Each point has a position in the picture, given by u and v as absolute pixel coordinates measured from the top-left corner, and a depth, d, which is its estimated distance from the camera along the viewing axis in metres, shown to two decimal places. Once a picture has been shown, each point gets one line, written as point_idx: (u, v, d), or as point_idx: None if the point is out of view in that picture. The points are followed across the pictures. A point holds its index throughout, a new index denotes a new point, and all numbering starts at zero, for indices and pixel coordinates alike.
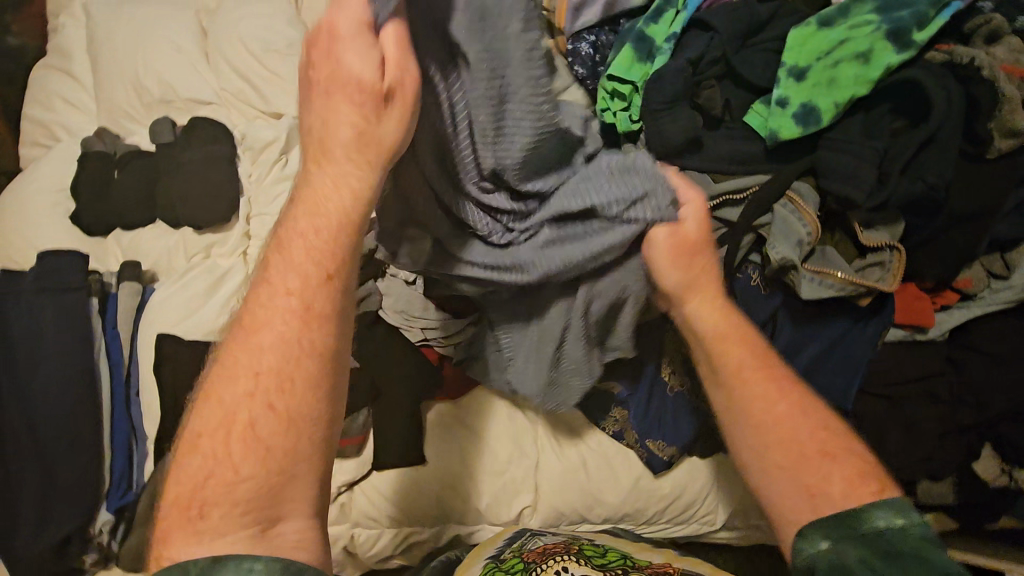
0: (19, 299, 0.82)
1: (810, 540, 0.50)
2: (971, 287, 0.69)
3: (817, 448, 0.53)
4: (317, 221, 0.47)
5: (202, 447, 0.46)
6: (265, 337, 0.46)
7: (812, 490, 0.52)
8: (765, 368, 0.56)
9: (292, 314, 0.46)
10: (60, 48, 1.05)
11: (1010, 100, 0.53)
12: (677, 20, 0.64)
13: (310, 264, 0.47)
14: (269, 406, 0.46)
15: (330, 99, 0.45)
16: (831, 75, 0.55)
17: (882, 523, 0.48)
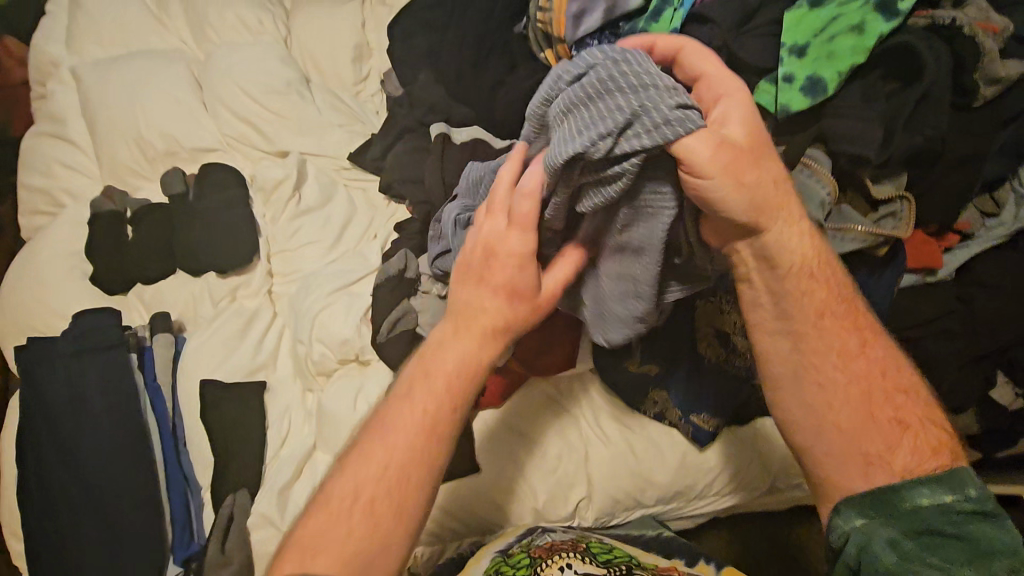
0: (56, 364, 0.83)
1: (846, 515, 0.55)
2: (970, 228, 0.77)
3: (889, 417, 0.57)
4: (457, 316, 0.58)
5: (335, 484, 0.54)
6: (405, 418, 0.55)
7: (869, 459, 0.56)
8: (846, 325, 0.59)
9: (435, 415, 0.55)
10: (55, 114, 1.06)
11: (990, 53, 0.61)
12: (675, 16, 0.70)
13: (445, 352, 0.56)
14: (390, 456, 0.53)
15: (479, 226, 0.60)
16: (831, 49, 0.62)
17: (926, 500, 0.53)
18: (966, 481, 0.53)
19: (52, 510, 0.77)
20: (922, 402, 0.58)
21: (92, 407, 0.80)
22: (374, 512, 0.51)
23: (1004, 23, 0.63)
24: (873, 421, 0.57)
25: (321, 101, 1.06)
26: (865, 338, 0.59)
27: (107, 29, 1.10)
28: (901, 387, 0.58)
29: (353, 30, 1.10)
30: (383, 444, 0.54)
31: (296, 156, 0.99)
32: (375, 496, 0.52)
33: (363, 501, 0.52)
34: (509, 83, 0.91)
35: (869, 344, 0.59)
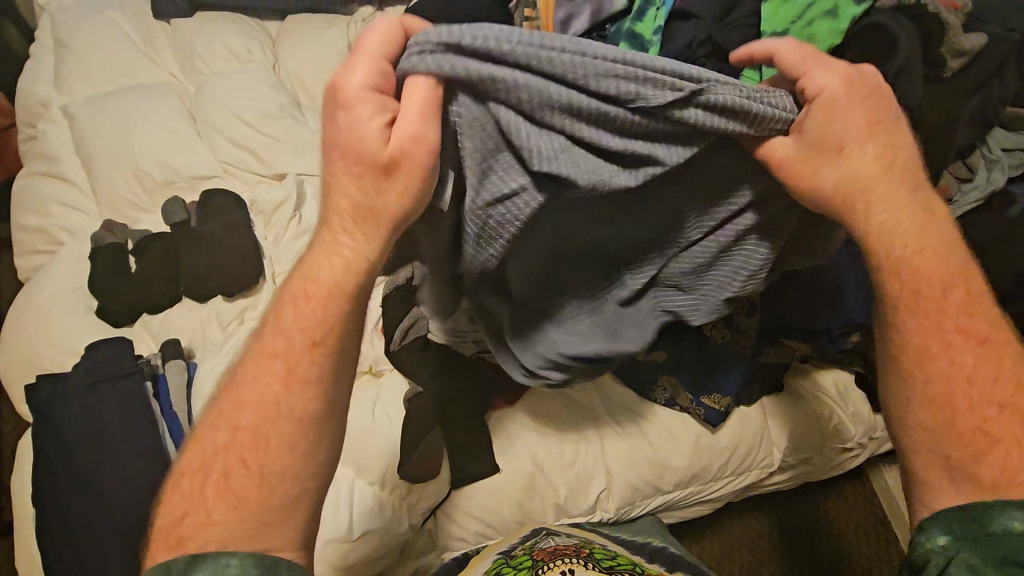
0: (69, 397, 0.82)
1: (930, 533, 0.48)
2: (949, 192, 0.82)
3: (969, 421, 0.48)
4: (309, 284, 0.50)
5: (185, 483, 0.48)
6: (264, 372, 0.49)
7: (952, 464, 0.48)
8: (938, 318, 0.50)
9: (291, 361, 0.49)
10: (47, 154, 1.06)
11: (953, 28, 0.66)
12: (659, 15, 0.74)
13: (300, 331, 0.49)
14: (248, 456, 0.48)
15: (337, 160, 0.48)
16: (810, 33, 0.66)
17: (1018, 526, 0.44)
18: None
19: (74, 545, 0.76)
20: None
21: (108, 438, 0.79)
22: (227, 488, 0.47)
23: (964, 1, 0.69)
24: (957, 426, 0.48)
25: (315, 122, 1.08)
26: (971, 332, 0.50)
27: (94, 67, 1.11)
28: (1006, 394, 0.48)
29: (341, 53, 1.13)
30: (235, 399, 0.49)
31: (294, 177, 1.00)
32: (229, 467, 0.47)
33: (215, 475, 0.48)
34: None
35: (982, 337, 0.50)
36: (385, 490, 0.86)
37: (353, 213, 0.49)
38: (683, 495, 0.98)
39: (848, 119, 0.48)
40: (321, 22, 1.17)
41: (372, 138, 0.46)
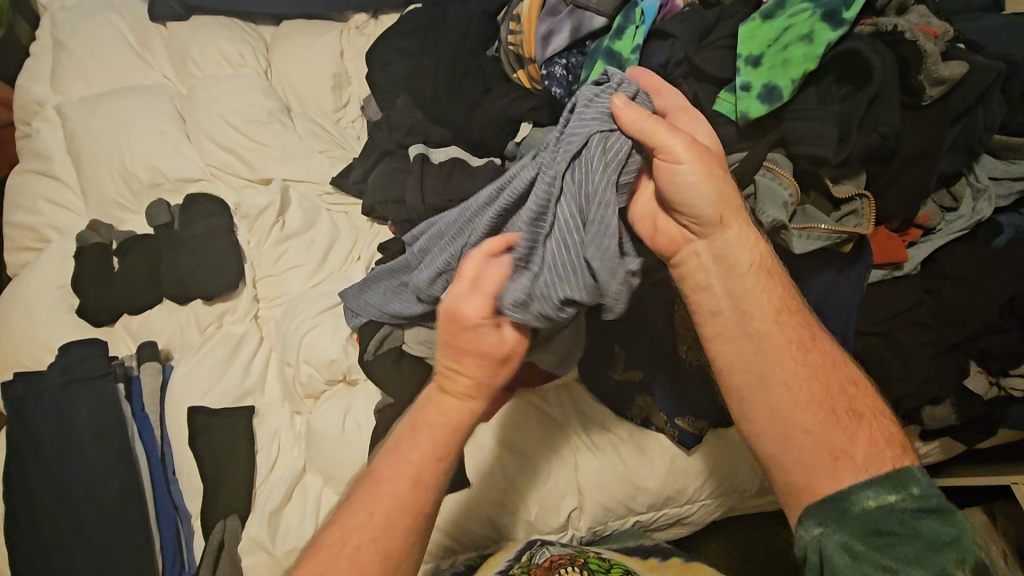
0: (43, 394, 0.83)
1: (807, 524, 0.56)
2: (931, 221, 0.79)
3: (845, 411, 0.58)
4: (433, 429, 0.59)
5: (309, 573, 0.54)
6: (386, 486, 0.57)
7: (836, 456, 0.56)
8: (800, 323, 0.62)
9: (404, 495, 0.57)
10: (39, 152, 1.08)
11: (931, 56, 0.65)
12: (637, 34, 0.75)
13: (430, 460, 0.58)
14: (363, 567, 0.54)
15: (454, 342, 0.58)
16: (784, 57, 0.67)
17: (873, 504, 0.54)
18: (909, 478, 0.54)
19: (39, 542, 0.77)
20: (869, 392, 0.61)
21: (78, 437, 0.80)
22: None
23: (944, 28, 0.68)
24: (835, 418, 0.57)
25: (303, 128, 1.08)
26: (815, 341, 0.61)
27: (90, 67, 1.13)
28: (853, 381, 0.61)
29: (330, 59, 1.13)
30: (345, 524, 0.56)
31: (277, 183, 1.00)
32: (332, 575, 0.54)
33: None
34: (484, 104, 0.94)
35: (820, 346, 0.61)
36: None
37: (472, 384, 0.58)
38: (660, 516, 0.96)
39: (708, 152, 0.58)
40: (315, 29, 1.18)
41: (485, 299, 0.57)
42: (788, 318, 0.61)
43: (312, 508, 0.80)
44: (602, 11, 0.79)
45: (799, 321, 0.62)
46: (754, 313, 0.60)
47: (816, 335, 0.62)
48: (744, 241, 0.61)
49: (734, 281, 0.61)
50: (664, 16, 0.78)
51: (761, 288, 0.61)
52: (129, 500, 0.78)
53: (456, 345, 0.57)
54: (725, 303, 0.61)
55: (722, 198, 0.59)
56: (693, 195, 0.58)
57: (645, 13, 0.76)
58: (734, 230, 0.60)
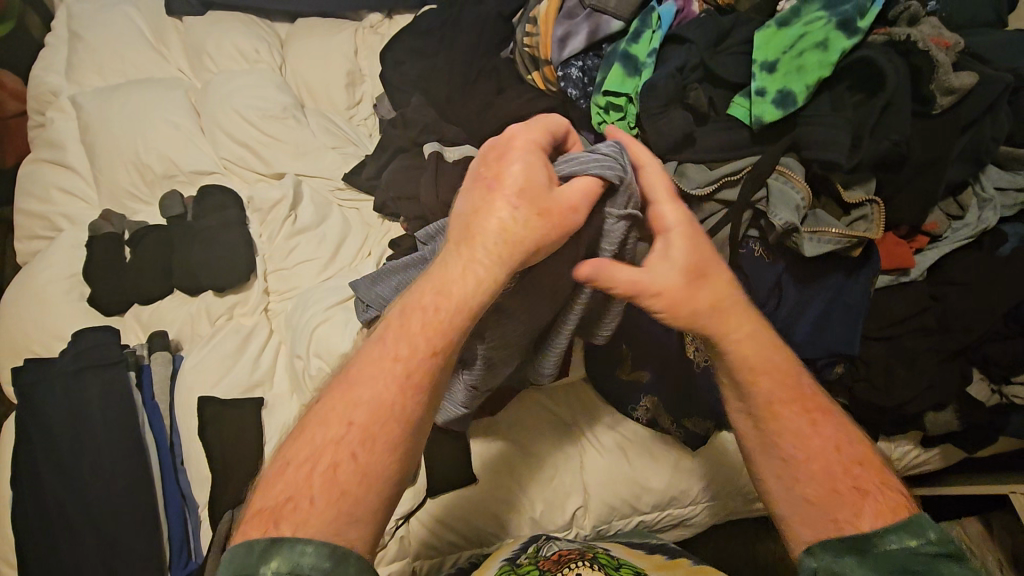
0: (55, 379, 0.83)
1: (819, 556, 0.49)
2: (938, 228, 0.80)
3: (843, 485, 0.51)
4: (441, 295, 0.50)
5: (287, 474, 0.46)
6: (377, 361, 0.49)
7: (839, 524, 0.50)
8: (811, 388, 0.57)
9: (411, 365, 0.49)
10: (54, 141, 1.09)
11: (943, 65, 0.66)
12: (654, 38, 0.77)
13: (425, 338, 0.49)
14: (354, 454, 0.46)
15: (491, 189, 0.52)
16: (799, 64, 0.68)
17: (895, 547, 0.47)
18: (926, 522, 0.48)
19: (47, 529, 0.77)
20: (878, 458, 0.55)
21: (89, 423, 0.80)
22: (335, 482, 0.45)
23: (955, 39, 0.69)
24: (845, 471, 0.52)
25: (316, 125, 1.09)
26: (818, 417, 0.54)
27: (105, 60, 1.14)
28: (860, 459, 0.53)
29: (345, 58, 1.15)
30: (347, 396, 0.48)
31: (291, 177, 1.01)
32: (339, 461, 0.46)
33: (323, 466, 0.46)
34: (498, 104, 0.96)
35: (824, 421, 0.54)
36: None
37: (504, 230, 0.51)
38: (663, 516, 0.97)
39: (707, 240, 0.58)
40: (330, 27, 1.19)
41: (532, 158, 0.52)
42: (785, 395, 0.55)
43: None
44: (619, 15, 0.80)
45: (805, 392, 0.56)
46: (756, 381, 0.55)
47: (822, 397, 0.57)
48: (743, 343, 0.56)
49: (731, 370, 0.56)
50: (680, 22, 0.79)
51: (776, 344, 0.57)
52: (138, 488, 0.78)
53: (490, 184, 0.52)
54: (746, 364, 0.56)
55: (718, 302, 0.56)
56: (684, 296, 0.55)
57: (662, 19, 0.78)
58: (739, 327, 0.56)
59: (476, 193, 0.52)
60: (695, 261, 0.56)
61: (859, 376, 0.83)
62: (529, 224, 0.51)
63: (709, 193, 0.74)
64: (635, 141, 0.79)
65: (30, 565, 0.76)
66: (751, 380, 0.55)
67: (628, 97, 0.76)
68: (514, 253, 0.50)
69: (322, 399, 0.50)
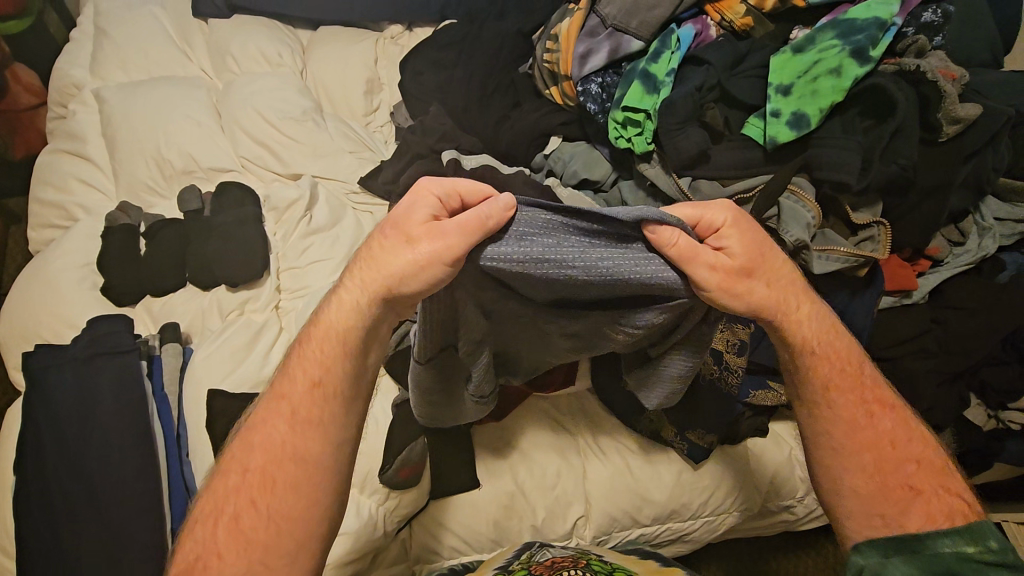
0: (68, 365, 0.84)
1: (866, 554, 0.55)
2: (940, 253, 0.84)
3: (901, 484, 0.56)
4: (322, 346, 0.58)
5: (197, 531, 0.54)
6: (274, 409, 0.57)
7: (887, 520, 0.55)
8: (855, 394, 0.59)
9: (296, 404, 0.56)
10: (75, 133, 1.10)
11: (950, 96, 0.70)
12: (672, 59, 0.81)
13: (306, 381, 0.57)
14: (253, 501, 0.54)
15: (379, 233, 0.57)
16: (813, 88, 0.72)
17: (947, 551, 0.52)
18: (990, 532, 0.52)
19: (48, 515, 0.76)
20: (932, 467, 0.57)
21: (96, 410, 0.80)
22: (240, 529, 0.53)
23: (961, 72, 0.73)
24: (887, 485, 0.56)
25: (334, 129, 1.11)
26: (875, 411, 0.59)
27: (129, 55, 1.16)
28: (915, 455, 0.58)
29: (366, 65, 1.17)
30: (246, 444, 0.56)
31: (308, 178, 1.02)
32: (239, 506, 0.54)
33: (227, 517, 0.54)
34: (514, 117, 0.99)
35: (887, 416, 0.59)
36: (364, 493, 0.82)
37: (380, 282, 0.55)
38: (663, 530, 0.96)
39: (759, 235, 0.56)
40: (351, 35, 1.22)
41: (431, 205, 0.55)
42: (843, 385, 0.59)
43: None
44: (640, 36, 0.83)
45: (865, 385, 0.60)
46: (830, 392, 0.59)
47: (881, 398, 0.60)
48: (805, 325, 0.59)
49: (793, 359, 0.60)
50: (698, 45, 0.83)
51: (837, 351, 0.60)
52: (142, 478, 0.78)
53: (390, 225, 0.56)
54: (824, 366, 0.59)
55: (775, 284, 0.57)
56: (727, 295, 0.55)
57: (681, 41, 0.82)
58: (800, 314, 0.58)
59: (380, 240, 0.56)
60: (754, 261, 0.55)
61: None
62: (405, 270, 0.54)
63: None
64: (651, 157, 0.82)
65: (28, 550, 0.75)
66: (806, 355, 0.59)
67: (647, 113, 0.79)
68: (385, 284, 0.55)
69: (219, 463, 0.58)
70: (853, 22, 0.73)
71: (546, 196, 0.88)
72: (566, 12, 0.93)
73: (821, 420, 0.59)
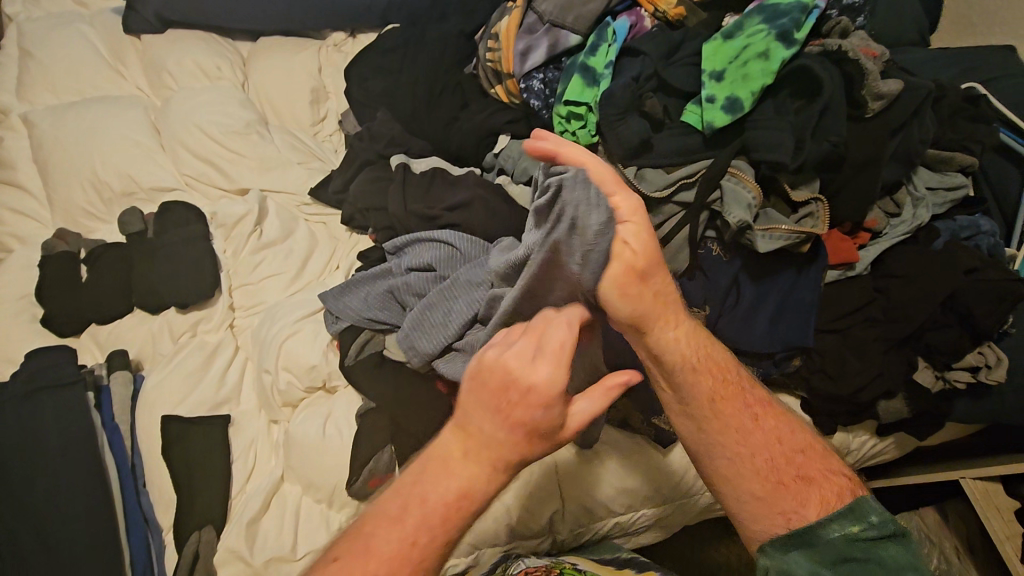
0: (9, 402, 0.80)
1: (773, 553, 0.57)
2: (877, 225, 0.87)
3: (790, 476, 0.59)
4: (446, 483, 0.52)
5: None
6: (386, 543, 0.50)
7: (788, 517, 0.57)
8: (735, 403, 0.62)
9: (419, 540, 0.50)
10: (6, 161, 1.06)
11: (872, 72, 0.73)
12: (610, 52, 0.83)
13: (433, 515, 0.51)
14: None
15: (507, 372, 0.51)
16: (744, 72, 0.74)
17: (837, 534, 0.56)
18: (869, 508, 0.56)
19: None
20: (818, 457, 0.62)
21: (43, 447, 0.77)
22: None
23: (881, 49, 0.77)
24: (784, 486, 0.58)
25: (280, 140, 1.08)
26: (758, 412, 0.63)
27: (58, 77, 1.13)
28: (798, 448, 0.62)
29: (310, 74, 1.16)
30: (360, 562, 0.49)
31: (255, 193, 1.00)
32: None
33: None
34: (461, 118, 0.99)
35: (763, 419, 0.62)
36: (334, 508, 0.80)
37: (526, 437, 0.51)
38: (637, 517, 0.94)
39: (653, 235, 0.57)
40: (292, 45, 1.20)
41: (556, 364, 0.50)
42: (718, 397, 0.62)
43: (291, 517, 0.78)
44: (577, 30, 0.85)
45: (738, 389, 0.63)
46: (705, 399, 0.61)
47: (757, 409, 0.62)
48: (678, 340, 0.61)
49: (667, 371, 0.62)
50: (634, 36, 0.85)
51: (702, 371, 0.62)
52: (98, 512, 0.75)
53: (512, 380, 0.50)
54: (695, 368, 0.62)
55: (661, 294, 0.60)
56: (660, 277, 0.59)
57: (617, 33, 0.84)
58: (671, 331, 0.61)
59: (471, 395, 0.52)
60: (652, 262, 0.58)
61: (814, 367, 0.87)
62: (518, 440, 0.51)
63: (668, 196, 0.78)
64: (596, 148, 0.84)
65: None
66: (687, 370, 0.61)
67: (589, 106, 0.81)
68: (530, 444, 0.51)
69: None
70: (778, 6, 0.76)
71: (497, 194, 0.88)
72: (505, 10, 0.93)
73: (717, 433, 0.61)
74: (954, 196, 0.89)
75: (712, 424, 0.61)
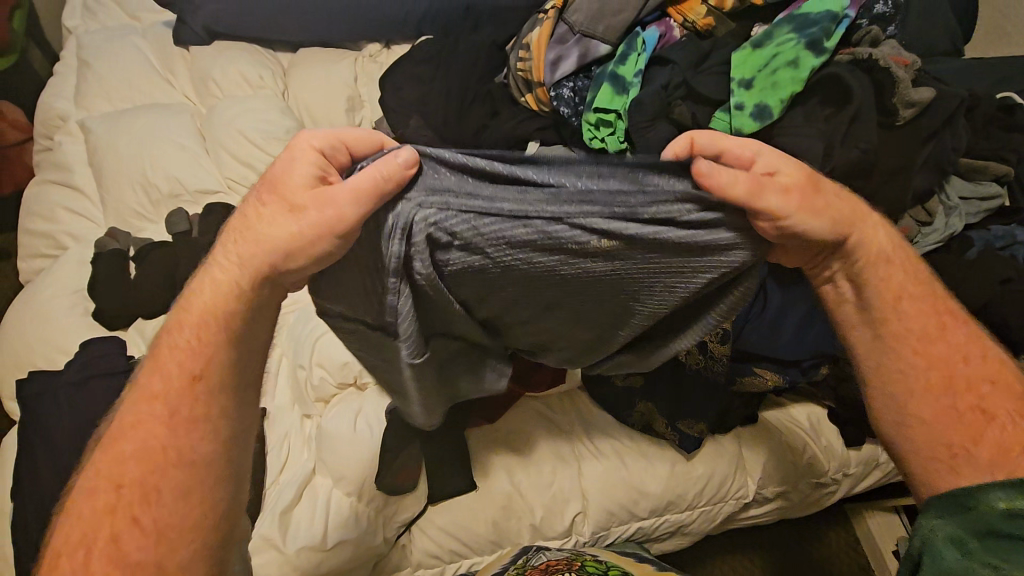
0: (63, 388, 0.85)
1: (923, 518, 0.52)
2: (908, 233, 0.86)
3: (969, 406, 0.53)
4: (199, 324, 0.51)
5: (82, 547, 0.45)
6: (137, 415, 0.49)
7: (954, 452, 0.53)
8: (926, 310, 0.56)
9: (173, 403, 0.49)
10: (62, 164, 1.13)
11: (903, 80, 0.74)
12: (639, 61, 0.85)
13: (179, 371, 0.50)
14: (135, 517, 0.46)
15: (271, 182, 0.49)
16: (773, 80, 0.76)
17: (999, 504, 0.48)
18: None
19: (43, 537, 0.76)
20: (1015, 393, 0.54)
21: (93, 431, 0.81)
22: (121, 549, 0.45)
23: (913, 58, 0.78)
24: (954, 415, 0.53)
25: None
26: (948, 322, 0.56)
27: (111, 86, 1.19)
28: (988, 377, 0.54)
29: (348, 84, 1.20)
30: (113, 452, 0.48)
31: None
32: (117, 528, 0.46)
33: (103, 534, 0.46)
34: (492, 126, 1.02)
35: (957, 326, 0.56)
36: (363, 500, 0.81)
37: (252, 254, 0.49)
38: (661, 523, 0.94)
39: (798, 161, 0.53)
40: (329, 56, 1.25)
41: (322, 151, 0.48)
42: (907, 297, 0.56)
43: (321, 508, 0.80)
44: (607, 40, 0.87)
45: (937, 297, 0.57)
46: (896, 310, 0.55)
47: (951, 312, 0.57)
48: (876, 240, 0.54)
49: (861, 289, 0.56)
50: (663, 45, 0.87)
51: (900, 272, 0.56)
52: None
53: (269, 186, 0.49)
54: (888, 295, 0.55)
55: (841, 194, 0.53)
56: (811, 221, 0.48)
57: (646, 43, 0.86)
58: (873, 227, 0.55)
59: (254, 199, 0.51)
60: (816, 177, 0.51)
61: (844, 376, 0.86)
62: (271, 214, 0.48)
63: None
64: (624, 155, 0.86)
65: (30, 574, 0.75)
66: (878, 263, 0.55)
67: (617, 113, 0.83)
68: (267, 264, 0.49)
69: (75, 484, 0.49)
70: (807, 15, 0.77)
71: None
72: (536, 22, 0.96)
73: (898, 355, 0.55)
74: (987, 205, 0.88)
75: (914, 343, 0.55)
